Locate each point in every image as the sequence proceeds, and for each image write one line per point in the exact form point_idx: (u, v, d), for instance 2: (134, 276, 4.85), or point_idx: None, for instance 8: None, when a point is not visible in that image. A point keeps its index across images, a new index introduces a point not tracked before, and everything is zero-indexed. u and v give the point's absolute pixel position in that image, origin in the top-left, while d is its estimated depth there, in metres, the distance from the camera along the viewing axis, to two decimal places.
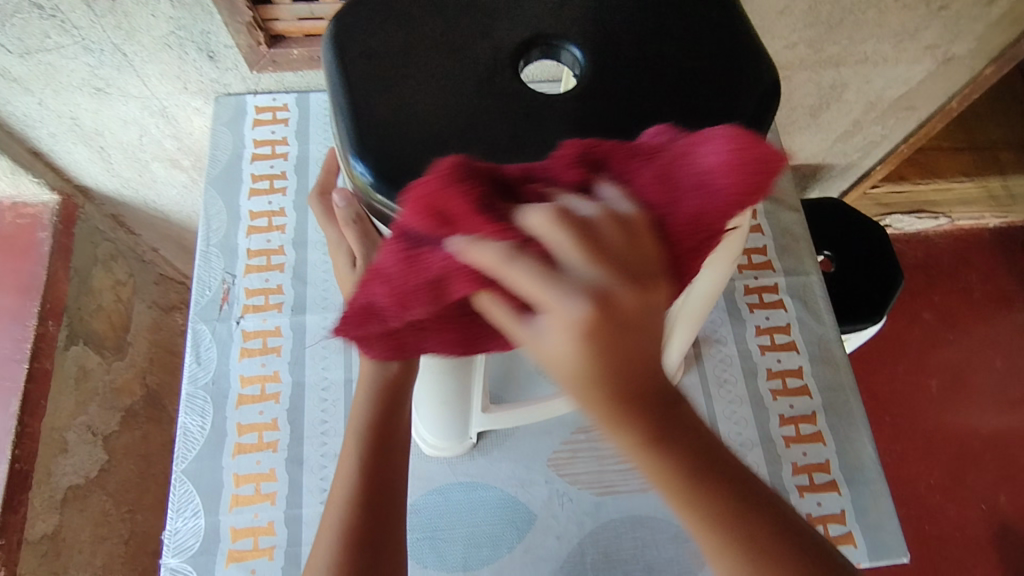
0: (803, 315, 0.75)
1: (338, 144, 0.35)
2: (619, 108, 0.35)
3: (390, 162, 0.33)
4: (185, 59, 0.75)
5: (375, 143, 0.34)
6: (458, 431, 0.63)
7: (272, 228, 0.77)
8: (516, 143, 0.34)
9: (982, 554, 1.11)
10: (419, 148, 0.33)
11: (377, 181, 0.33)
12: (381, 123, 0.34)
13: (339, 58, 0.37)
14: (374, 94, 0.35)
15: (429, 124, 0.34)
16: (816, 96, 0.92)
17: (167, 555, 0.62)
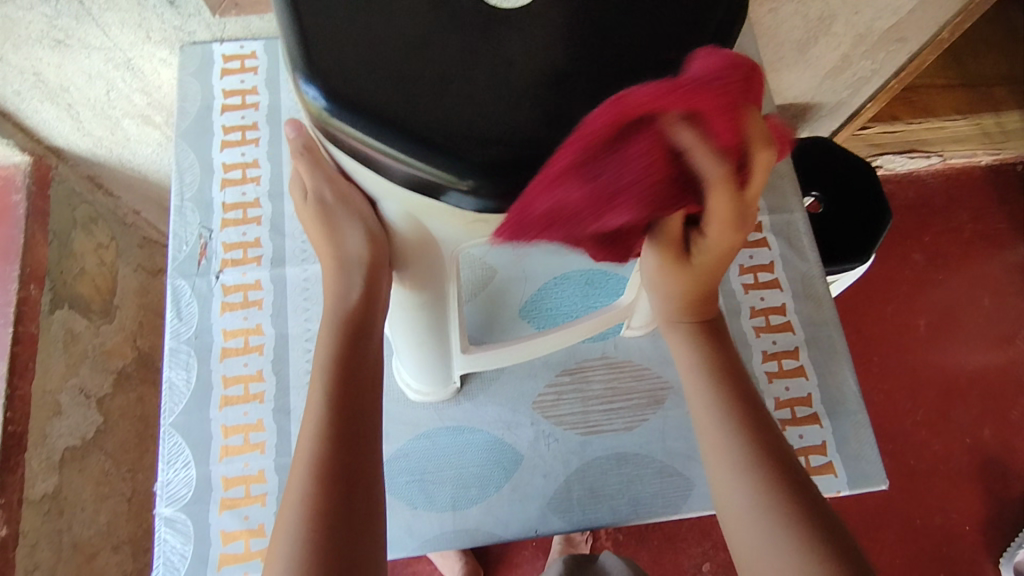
0: (786, 252, 0.75)
1: (290, 73, 0.35)
2: (572, 35, 0.35)
3: (343, 89, 0.34)
4: (144, 7, 0.70)
5: (329, 72, 0.34)
6: (439, 373, 0.63)
7: (246, 180, 0.76)
8: (468, 71, 0.34)
9: (965, 485, 1.14)
10: (373, 76, 0.34)
11: (331, 109, 0.34)
12: (332, 50, 0.34)
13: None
14: (324, 19, 0.35)
15: (382, 52, 0.34)
16: (803, 29, 0.89)
17: (160, 505, 0.63)
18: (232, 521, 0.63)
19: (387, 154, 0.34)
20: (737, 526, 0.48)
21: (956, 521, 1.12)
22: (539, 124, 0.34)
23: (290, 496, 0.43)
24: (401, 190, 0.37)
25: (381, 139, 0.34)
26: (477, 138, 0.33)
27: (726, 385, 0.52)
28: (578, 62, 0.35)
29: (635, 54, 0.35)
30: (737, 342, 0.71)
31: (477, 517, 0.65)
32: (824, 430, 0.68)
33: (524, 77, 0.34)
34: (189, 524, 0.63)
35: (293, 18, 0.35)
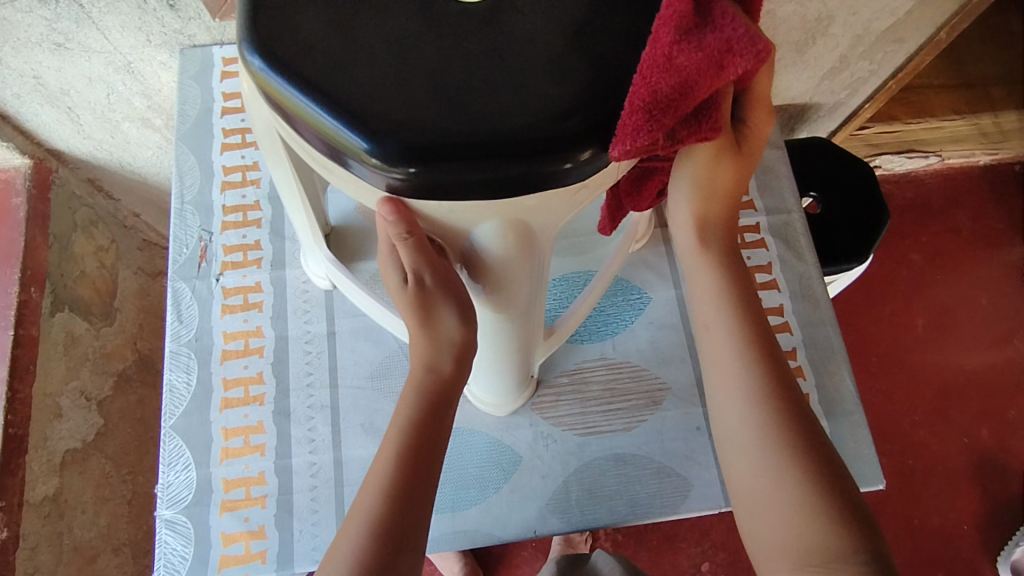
0: (783, 253, 0.75)
1: (315, 126, 0.37)
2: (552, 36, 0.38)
3: (376, 127, 0.36)
4: (145, 9, 0.71)
5: (358, 115, 0.36)
6: (512, 374, 0.64)
7: (246, 183, 0.77)
8: (478, 78, 0.37)
9: (964, 485, 1.14)
10: (395, 103, 0.36)
11: (375, 150, 0.36)
12: (346, 91, 0.36)
13: (267, 40, 0.38)
14: (322, 67, 0.37)
15: (390, 79, 0.37)
16: (800, 31, 0.90)
17: (161, 507, 0.64)
18: (232, 523, 0.63)
19: (448, 178, 0.37)
20: (758, 501, 0.48)
21: (955, 521, 1.12)
22: (563, 114, 0.36)
23: (360, 513, 0.48)
24: (456, 202, 0.39)
25: (433, 163, 0.36)
26: (516, 138, 0.36)
27: (766, 357, 0.51)
28: (576, 59, 0.38)
29: (624, 41, 0.38)
30: None
31: (476, 518, 0.65)
32: (822, 430, 0.68)
33: (537, 76, 0.37)
34: (189, 526, 0.63)
35: (293, 74, 0.37)
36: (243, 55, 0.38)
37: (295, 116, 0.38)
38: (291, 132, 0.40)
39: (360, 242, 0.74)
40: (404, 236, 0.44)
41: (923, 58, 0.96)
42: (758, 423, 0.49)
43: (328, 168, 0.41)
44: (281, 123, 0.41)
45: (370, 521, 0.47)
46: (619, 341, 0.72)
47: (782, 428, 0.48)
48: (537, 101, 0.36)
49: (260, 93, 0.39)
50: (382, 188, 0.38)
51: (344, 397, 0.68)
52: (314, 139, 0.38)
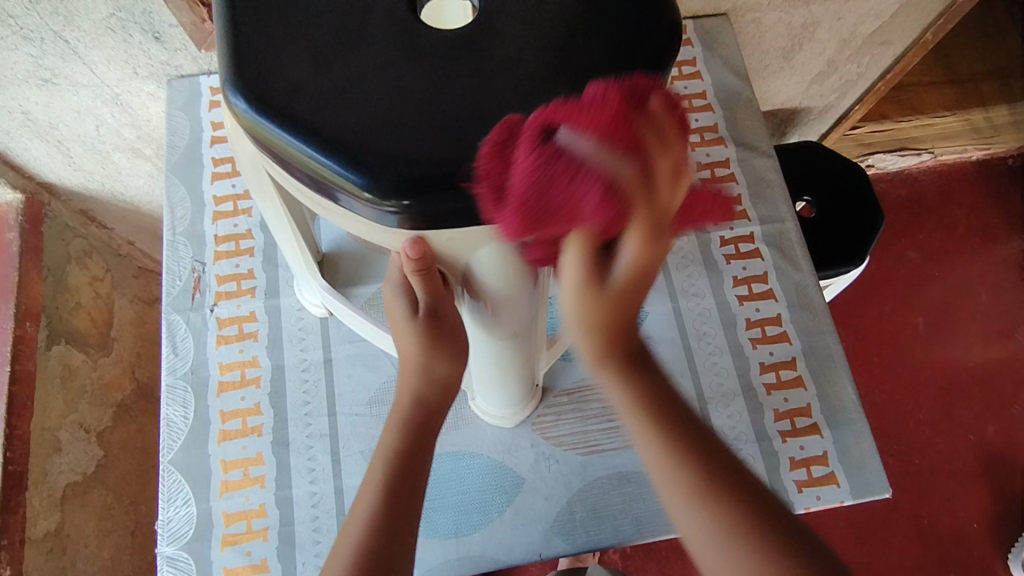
0: (779, 263, 0.75)
1: (307, 165, 0.37)
2: (530, 57, 0.38)
3: (370, 162, 0.35)
4: (130, 42, 0.71)
5: (349, 150, 0.36)
6: (511, 395, 0.64)
7: (237, 212, 0.76)
8: (469, 107, 0.36)
9: (971, 483, 1.14)
10: (386, 136, 0.36)
11: (370, 184, 0.35)
12: (337, 127, 0.36)
13: (252, 84, 0.37)
14: (310, 106, 0.37)
15: (378, 111, 0.36)
16: (787, 37, 0.90)
17: (161, 544, 0.63)
18: (234, 558, 0.62)
19: (452, 206, 0.36)
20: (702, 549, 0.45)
21: (964, 520, 1.11)
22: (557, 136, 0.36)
23: (345, 548, 0.48)
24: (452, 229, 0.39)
25: (430, 194, 0.35)
26: (510, 163, 0.36)
27: (655, 403, 0.49)
28: (560, 79, 0.37)
29: (608, 55, 0.38)
30: (734, 354, 0.72)
31: (480, 543, 0.64)
32: (825, 440, 0.67)
33: (526, 99, 0.37)
34: (191, 562, 0.62)
35: (281, 115, 0.37)
36: (227, 97, 0.38)
37: (287, 157, 0.37)
38: (282, 171, 0.40)
39: (354, 267, 0.74)
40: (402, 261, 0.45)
41: (910, 59, 0.95)
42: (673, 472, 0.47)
43: (323, 204, 0.40)
44: (271, 163, 0.41)
45: (352, 556, 0.47)
46: None
47: (689, 470, 0.47)
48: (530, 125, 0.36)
49: (248, 135, 0.39)
50: (378, 221, 0.38)
51: (342, 423, 0.68)
52: (306, 176, 0.38)
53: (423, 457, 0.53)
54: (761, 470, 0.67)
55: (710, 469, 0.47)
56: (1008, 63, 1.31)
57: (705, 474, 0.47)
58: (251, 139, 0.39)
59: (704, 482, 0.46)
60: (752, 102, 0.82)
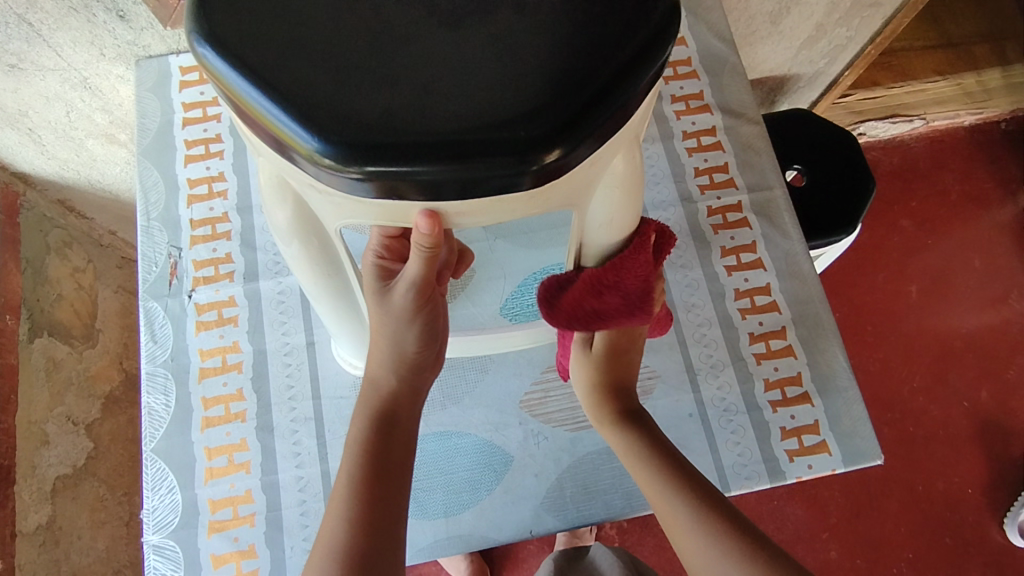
0: (768, 230, 0.74)
1: (272, 127, 0.35)
2: (517, 22, 0.36)
3: (337, 127, 0.33)
4: (95, 22, 0.69)
5: (317, 116, 0.34)
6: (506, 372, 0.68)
7: (213, 195, 0.75)
8: (450, 74, 0.34)
9: (966, 448, 1.14)
10: (356, 101, 0.34)
11: (339, 152, 0.33)
12: (308, 90, 0.34)
13: (223, 38, 0.35)
14: (280, 67, 0.35)
15: (350, 73, 0.34)
16: (773, 1, 0.88)
17: (148, 532, 0.62)
18: (222, 544, 0.62)
19: (425, 177, 0.34)
20: (682, 539, 0.54)
21: (958, 485, 1.12)
22: (539, 110, 0.34)
23: (331, 539, 0.48)
24: (421, 200, 0.36)
25: (398, 165, 0.34)
26: (484, 138, 0.33)
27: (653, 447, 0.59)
28: (547, 43, 0.35)
29: (604, 29, 0.36)
30: (723, 326, 0.71)
31: (470, 522, 0.64)
32: (816, 408, 0.67)
33: (508, 63, 0.35)
34: (178, 550, 0.62)
35: (249, 73, 0.34)
36: (198, 54, 0.36)
37: (253, 117, 0.35)
38: (250, 132, 0.38)
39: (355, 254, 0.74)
40: (434, 235, 0.40)
41: (901, 21, 0.93)
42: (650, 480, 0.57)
43: (292, 174, 0.38)
44: (241, 125, 0.39)
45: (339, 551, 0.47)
46: None
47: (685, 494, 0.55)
48: (512, 94, 0.34)
49: (218, 92, 0.36)
50: (348, 191, 0.36)
51: (327, 407, 0.67)
52: (271, 140, 0.36)
53: (398, 451, 0.53)
54: (752, 441, 0.66)
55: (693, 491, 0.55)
56: (1000, 25, 1.29)
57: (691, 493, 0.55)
58: (219, 97, 0.37)
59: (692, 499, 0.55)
60: (737, 68, 0.80)
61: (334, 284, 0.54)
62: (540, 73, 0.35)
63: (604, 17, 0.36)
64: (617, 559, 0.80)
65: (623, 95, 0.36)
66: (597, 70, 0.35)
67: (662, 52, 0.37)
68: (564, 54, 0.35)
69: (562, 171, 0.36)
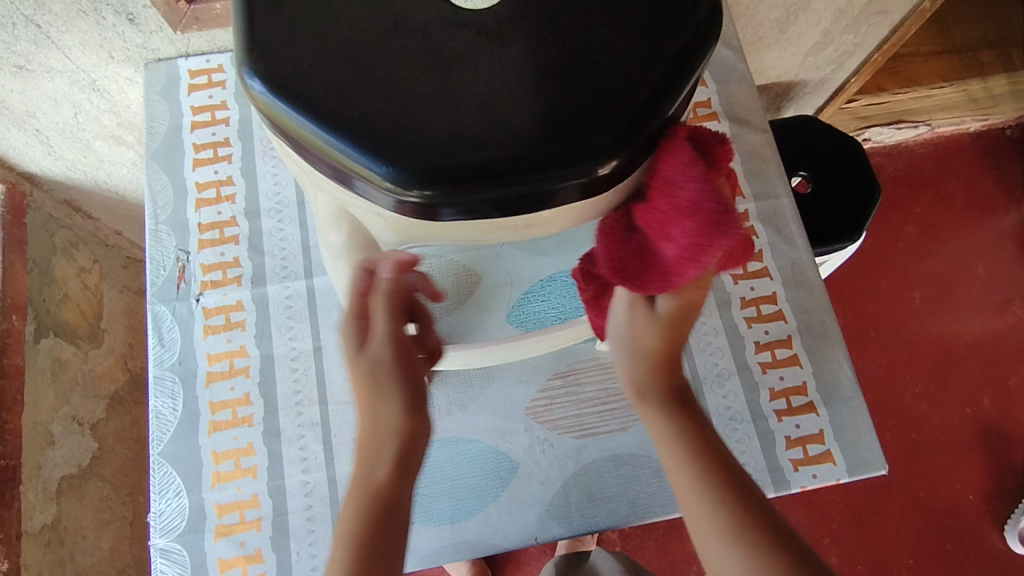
0: (774, 240, 0.74)
1: (324, 152, 0.35)
2: (569, 40, 0.36)
3: (401, 155, 0.33)
4: (104, 25, 0.68)
5: (369, 140, 0.34)
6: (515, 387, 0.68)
7: (221, 199, 0.75)
8: (511, 95, 0.34)
9: (967, 455, 1.14)
10: (407, 125, 0.34)
11: (393, 176, 0.33)
12: (370, 117, 0.34)
13: (266, 65, 0.35)
14: (336, 95, 0.34)
15: (398, 96, 0.34)
16: (782, 8, 0.88)
17: (155, 536, 0.63)
18: (228, 548, 0.62)
19: (483, 199, 0.34)
20: (710, 556, 0.46)
21: (960, 492, 1.12)
22: (601, 127, 0.34)
23: None
24: (489, 221, 0.36)
25: (464, 190, 0.33)
26: (538, 160, 0.33)
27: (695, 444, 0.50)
28: (589, 61, 0.35)
29: (642, 44, 0.36)
30: (729, 334, 0.71)
31: (475, 528, 0.64)
32: (821, 418, 0.67)
33: (552, 83, 0.35)
34: (185, 554, 0.62)
35: (296, 99, 0.34)
36: (242, 80, 0.36)
37: (308, 146, 0.35)
38: (301, 158, 0.38)
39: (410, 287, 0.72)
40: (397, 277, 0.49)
41: (908, 29, 0.93)
42: (686, 475, 0.49)
43: (352, 199, 0.38)
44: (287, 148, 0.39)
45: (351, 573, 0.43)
46: None
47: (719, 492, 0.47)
48: (574, 112, 0.34)
49: (263, 117, 0.36)
50: (411, 216, 0.36)
51: (334, 412, 0.67)
52: (327, 167, 0.35)
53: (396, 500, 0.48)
54: (757, 450, 0.67)
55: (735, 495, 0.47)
56: (1007, 31, 1.28)
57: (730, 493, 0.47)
58: (266, 123, 0.37)
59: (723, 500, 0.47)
60: (745, 76, 0.80)
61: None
62: (586, 93, 0.35)
63: (643, 32, 0.36)
64: (621, 566, 0.80)
65: (667, 110, 0.35)
66: (643, 86, 0.35)
67: (701, 64, 0.37)
68: (619, 68, 0.35)
69: (613, 185, 0.36)
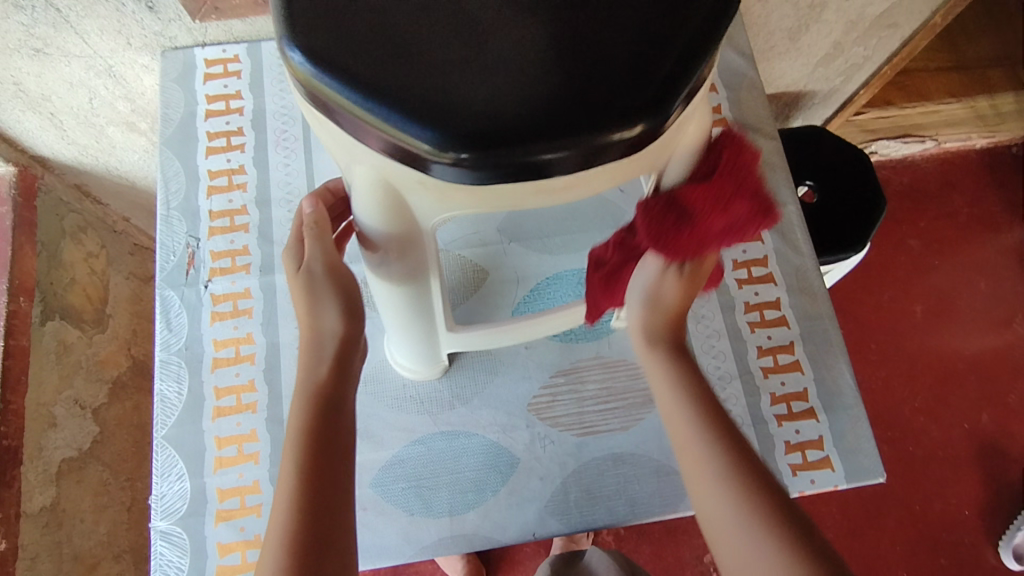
0: (780, 246, 0.74)
1: (362, 119, 0.35)
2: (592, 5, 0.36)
3: (440, 119, 0.34)
4: (123, 11, 0.69)
5: (408, 105, 0.35)
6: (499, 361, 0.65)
7: (232, 187, 0.75)
8: (540, 57, 0.35)
9: (963, 469, 1.14)
10: (445, 90, 0.35)
11: (433, 138, 0.34)
12: (406, 83, 0.35)
13: (304, 37, 0.36)
14: (370, 59, 0.36)
15: (433, 62, 0.35)
16: (793, 18, 0.88)
17: (155, 518, 0.63)
18: (228, 533, 0.62)
19: (520, 160, 0.34)
20: (720, 535, 0.44)
21: (955, 507, 1.12)
22: (632, 92, 0.35)
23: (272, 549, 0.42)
24: (522, 185, 0.37)
25: (501, 152, 0.34)
26: (573, 124, 0.34)
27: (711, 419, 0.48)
28: (617, 31, 0.36)
29: (666, 17, 0.37)
30: (732, 338, 0.71)
31: (474, 522, 0.64)
32: (821, 424, 0.67)
33: (583, 51, 0.35)
34: (185, 537, 0.62)
35: (335, 69, 0.35)
36: (283, 54, 0.37)
37: (348, 115, 0.36)
38: (338, 130, 0.39)
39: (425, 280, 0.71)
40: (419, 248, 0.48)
41: (918, 42, 0.94)
42: (699, 451, 0.47)
43: (391, 167, 0.39)
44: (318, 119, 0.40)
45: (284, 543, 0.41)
46: (615, 340, 0.71)
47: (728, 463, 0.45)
48: (605, 78, 0.35)
49: (301, 89, 0.37)
50: (450, 180, 0.36)
51: None
52: (363, 134, 0.36)
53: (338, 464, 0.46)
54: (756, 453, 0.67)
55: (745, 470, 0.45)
56: None
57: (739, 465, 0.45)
58: (305, 96, 0.38)
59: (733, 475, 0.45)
60: (755, 84, 0.81)
61: (410, 291, 0.52)
62: (617, 61, 0.35)
63: (668, 5, 0.37)
64: (616, 566, 0.80)
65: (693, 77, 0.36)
66: (669, 56, 0.36)
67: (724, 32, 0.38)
68: (645, 38, 0.36)
69: (642, 147, 0.37)
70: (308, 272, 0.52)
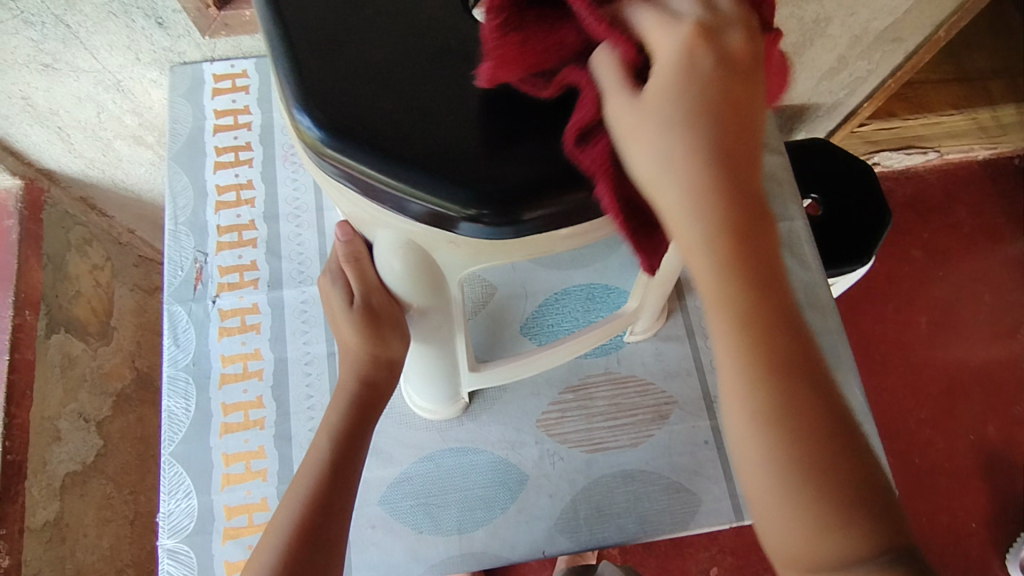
0: (788, 261, 0.74)
1: (387, 185, 0.35)
2: None
3: (472, 180, 0.35)
4: (133, 28, 0.69)
5: (437, 166, 0.35)
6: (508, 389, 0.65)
7: (240, 202, 0.75)
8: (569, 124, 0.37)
9: (970, 480, 1.14)
10: (469, 152, 0.36)
11: (468, 199, 0.35)
12: (432, 145, 0.35)
13: (319, 105, 0.36)
14: (388, 117, 0.36)
15: (451, 121, 0.36)
16: (799, 33, 0.88)
17: (163, 536, 0.63)
18: (235, 551, 0.62)
19: (552, 212, 0.36)
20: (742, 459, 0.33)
21: (962, 519, 1.11)
22: None
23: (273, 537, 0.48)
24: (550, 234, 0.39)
25: (535, 210, 0.36)
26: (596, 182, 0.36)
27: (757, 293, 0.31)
28: None
29: None
30: None
31: (483, 540, 0.64)
32: None
33: None
34: (192, 555, 0.62)
35: (355, 136, 0.35)
36: (295, 120, 0.36)
37: (375, 184, 0.36)
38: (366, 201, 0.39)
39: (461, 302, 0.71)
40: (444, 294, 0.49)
41: (922, 57, 0.94)
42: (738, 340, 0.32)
43: (421, 231, 0.39)
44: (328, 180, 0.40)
45: (291, 529, 0.48)
46: (624, 355, 0.71)
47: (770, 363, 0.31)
48: None
49: (317, 157, 0.37)
50: (481, 237, 0.37)
51: None
52: (390, 201, 0.37)
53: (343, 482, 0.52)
54: None
55: (800, 376, 0.32)
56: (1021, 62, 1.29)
57: (786, 354, 0.32)
58: (321, 165, 0.37)
59: (785, 387, 0.31)
60: None
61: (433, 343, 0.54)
62: None
63: None
64: None
65: None
66: None
67: None
68: None
69: None
70: (364, 305, 0.51)
